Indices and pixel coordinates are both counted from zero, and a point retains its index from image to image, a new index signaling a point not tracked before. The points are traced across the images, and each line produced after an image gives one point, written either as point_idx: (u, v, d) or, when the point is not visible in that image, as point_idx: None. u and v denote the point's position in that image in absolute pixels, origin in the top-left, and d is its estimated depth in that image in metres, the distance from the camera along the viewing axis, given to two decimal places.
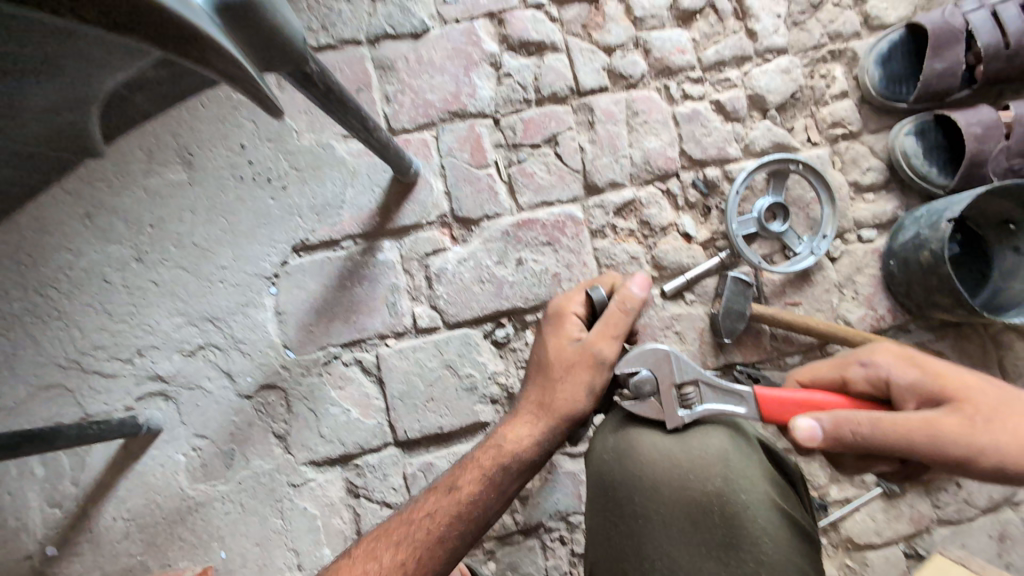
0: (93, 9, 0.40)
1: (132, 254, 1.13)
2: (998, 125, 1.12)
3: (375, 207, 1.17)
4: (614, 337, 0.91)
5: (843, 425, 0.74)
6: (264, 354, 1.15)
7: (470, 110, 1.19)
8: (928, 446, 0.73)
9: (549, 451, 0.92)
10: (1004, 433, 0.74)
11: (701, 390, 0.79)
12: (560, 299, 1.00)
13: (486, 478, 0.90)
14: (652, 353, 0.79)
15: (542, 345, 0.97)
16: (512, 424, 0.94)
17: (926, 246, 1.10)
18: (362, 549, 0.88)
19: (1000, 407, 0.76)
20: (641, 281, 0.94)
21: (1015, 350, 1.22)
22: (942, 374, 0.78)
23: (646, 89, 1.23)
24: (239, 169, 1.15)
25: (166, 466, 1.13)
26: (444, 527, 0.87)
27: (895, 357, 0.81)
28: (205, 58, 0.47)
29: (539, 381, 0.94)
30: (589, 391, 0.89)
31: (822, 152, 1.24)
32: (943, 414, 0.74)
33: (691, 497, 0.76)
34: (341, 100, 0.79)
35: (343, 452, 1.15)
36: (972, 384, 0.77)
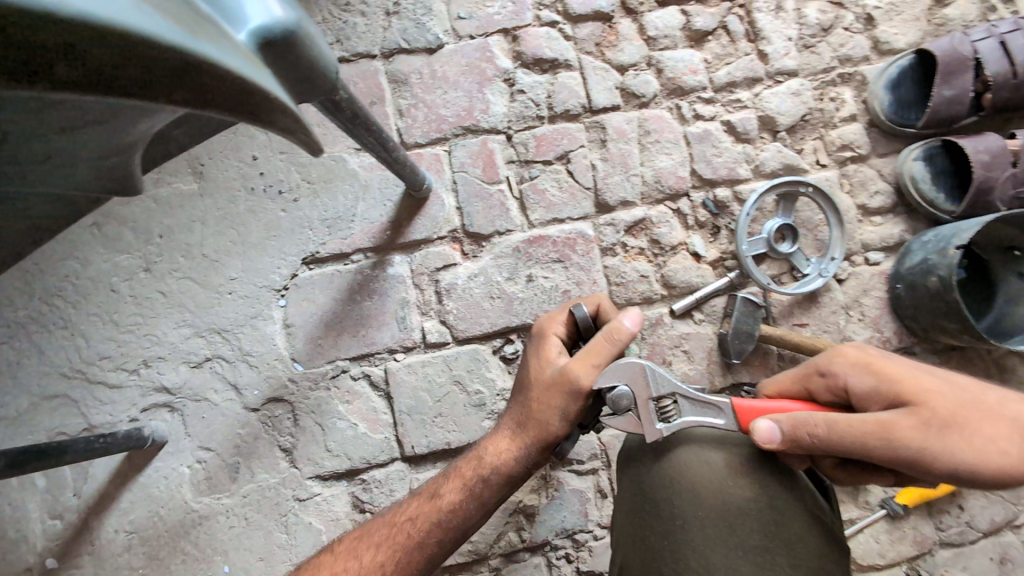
0: (182, 93, 0.41)
1: (140, 264, 1.12)
2: (1005, 153, 1.14)
3: (386, 221, 1.17)
4: (596, 368, 0.84)
5: (800, 428, 0.67)
6: (272, 367, 1.14)
7: (483, 126, 1.20)
8: (886, 450, 0.67)
9: (527, 469, 0.90)
10: (964, 438, 0.69)
11: (681, 404, 0.72)
12: (545, 320, 0.99)
13: (467, 488, 0.91)
14: (625, 367, 0.73)
15: (525, 363, 0.96)
16: (494, 438, 0.93)
17: (934, 272, 1.11)
18: (344, 545, 0.94)
19: (962, 411, 0.71)
20: (634, 315, 0.87)
21: (1017, 375, 1.24)
22: (900, 377, 0.72)
23: (658, 108, 1.24)
24: (250, 180, 1.15)
25: (170, 478, 1.12)
26: (424, 533, 0.90)
27: (854, 361, 0.76)
28: (269, 118, 0.49)
29: (519, 400, 0.93)
30: (562, 416, 0.86)
31: (831, 174, 1.25)
32: (901, 416, 0.68)
33: (732, 502, 0.67)
34: (365, 125, 0.80)
35: (349, 467, 1.15)
36: (933, 386, 0.72)
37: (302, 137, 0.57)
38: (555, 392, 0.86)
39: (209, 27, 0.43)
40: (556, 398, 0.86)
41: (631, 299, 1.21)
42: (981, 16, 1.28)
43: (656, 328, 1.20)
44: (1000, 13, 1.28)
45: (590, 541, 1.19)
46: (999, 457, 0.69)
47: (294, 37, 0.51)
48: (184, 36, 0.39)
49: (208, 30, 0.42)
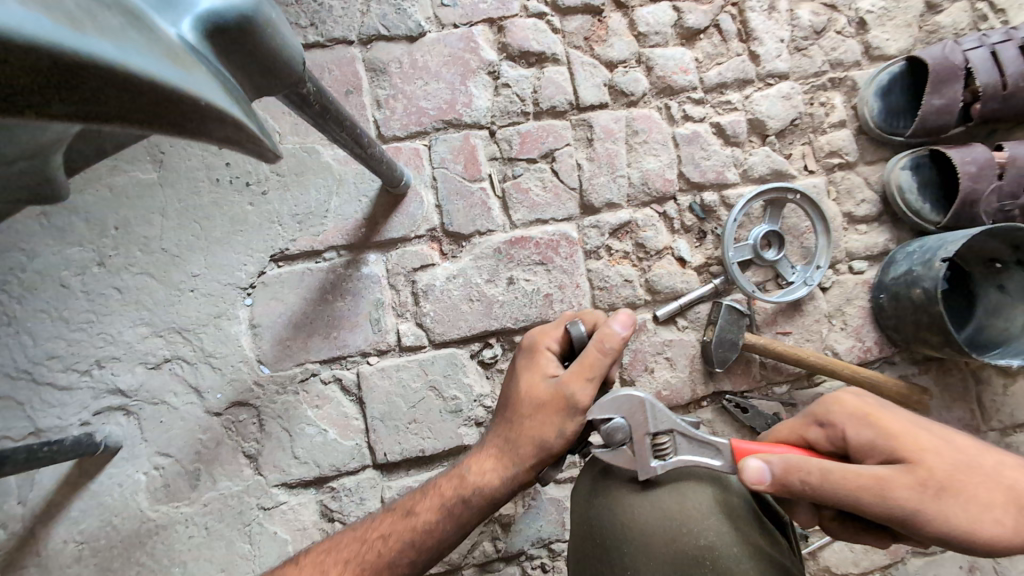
0: (67, 105, 0.34)
1: (94, 258, 1.04)
2: (992, 165, 1.13)
3: (361, 218, 1.11)
4: (591, 381, 0.82)
5: (790, 472, 0.67)
6: (236, 369, 1.08)
7: (465, 121, 1.14)
8: (877, 506, 0.65)
9: (513, 490, 0.86)
10: (962, 502, 0.66)
11: (677, 440, 0.71)
12: (535, 333, 0.95)
13: (446, 508, 0.87)
14: (626, 400, 0.72)
15: (514, 378, 0.91)
16: (478, 457, 0.89)
17: (918, 283, 1.10)
18: (311, 557, 0.88)
19: (962, 475, 0.67)
20: (624, 317, 0.85)
21: (993, 386, 1.25)
22: (904, 435, 0.69)
23: (647, 108, 1.20)
24: (215, 171, 1.08)
25: (125, 485, 1.05)
26: (395, 553, 0.85)
27: (855, 411, 0.73)
28: (202, 128, 0.43)
29: (507, 418, 0.88)
30: (556, 435, 0.83)
31: (818, 181, 1.23)
32: (898, 473, 0.66)
33: (683, 551, 0.66)
34: (337, 117, 0.74)
35: (318, 475, 1.10)
36: (933, 444, 0.69)
37: (250, 146, 0.50)
38: (549, 409, 0.83)
39: (116, 21, 0.36)
40: (550, 415, 0.83)
41: (615, 304, 1.17)
42: (972, 25, 1.26)
43: (640, 335, 1.17)
44: (990, 23, 1.27)
45: (566, 550, 1.16)
46: (998, 526, 0.66)
47: (246, 22, 0.46)
48: (75, 34, 0.32)
49: (117, 29, 0.36)
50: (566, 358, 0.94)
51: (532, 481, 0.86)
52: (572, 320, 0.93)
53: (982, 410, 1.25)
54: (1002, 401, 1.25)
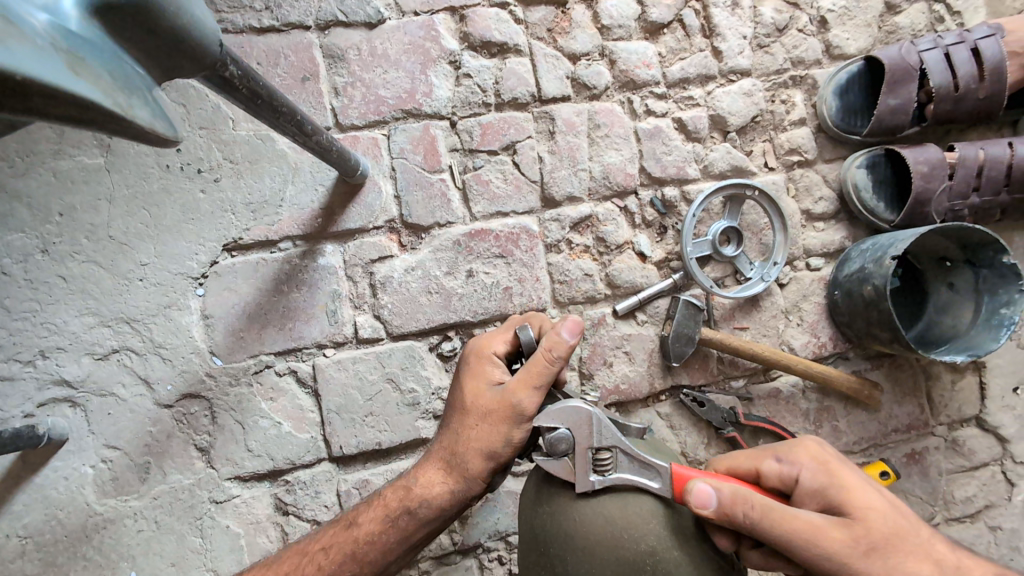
0: None
1: (37, 245, 1.01)
2: (943, 166, 1.15)
3: (317, 208, 1.09)
4: (537, 389, 0.82)
5: (736, 505, 0.67)
6: (187, 361, 1.06)
7: (425, 111, 1.13)
8: (810, 550, 0.66)
9: (462, 500, 0.86)
10: (888, 568, 0.67)
11: (618, 458, 0.72)
12: (480, 339, 0.94)
13: (388, 520, 0.86)
14: (572, 413, 0.73)
15: (459, 387, 0.90)
16: (426, 469, 0.88)
17: (869, 280, 1.12)
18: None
19: (894, 542, 0.69)
20: (571, 324, 0.85)
21: (942, 382, 1.28)
22: (850, 490, 0.71)
23: (609, 101, 1.20)
24: (165, 157, 1.05)
25: (71, 479, 1.02)
26: (335, 566, 0.85)
27: (814, 457, 0.75)
28: (47, 109, 0.35)
29: (453, 428, 0.87)
30: (503, 445, 0.83)
31: (778, 178, 1.25)
32: (835, 524, 0.67)
33: (624, 556, 0.68)
34: (270, 104, 0.73)
35: (272, 468, 1.09)
36: (878, 508, 0.70)
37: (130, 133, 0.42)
38: (495, 419, 0.83)
39: None
40: (496, 424, 0.83)
41: (574, 298, 1.18)
42: (929, 26, 1.29)
43: (599, 329, 1.17)
44: (947, 25, 1.29)
45: None
46: None
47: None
48: None
49: None
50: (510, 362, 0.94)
51: (483, 489, 0.86)
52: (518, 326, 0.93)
53: (932, 405, 1.28)
54: (950, 397, 1.29)
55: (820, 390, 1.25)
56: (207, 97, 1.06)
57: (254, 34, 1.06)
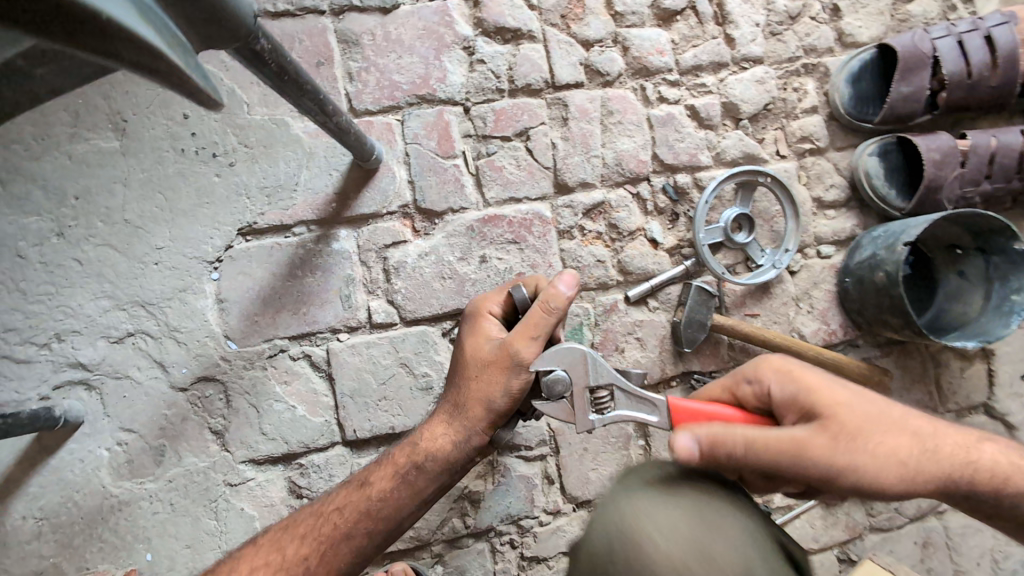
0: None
1: (53, 228, 1.01)
2: (955, 153, 1.15)
3: (331, 192, 1.10)
4: (534, 340, 0.84)
5: (718, 444, 0.69)
6: (202, 345, 1.06)
7: (439, 96, 1.13)
8: (799, 466, 0.68)
9: (465, 452, 0.87)
10: (870, 451, 0.69)
11: (616, 395, 0.81)
12: (478, 299, 0.96)
13: (400, 476, 0.88)
14: (567, 352, 0.81)
15: (459, 343, 0.92)
16: (430, 423, 0.90)
17: (881, 267, 1.13)
18: (267, 537, 0.87)
19: (872, 426, 0.70)
20: (567, 277, 0.87)
21: (951, 369, 1.29)
22: (817, 388, 0.72)
23: (622, 88, 1.20)
24: (180, 141, 1.05)
25: (87, 461, 1.03)
26: (351, 525, 0.86)
27: (779, 368, 0.76)
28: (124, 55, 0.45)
29: (455, 381, 0.90)
30: (503, 394, 0.85)
31: (790, 165, 1.25)
32: (813, 432, 0.69)
33: None
34: (297, 83, 0.74)
35: (286, 451, 1.09)
36: (848, 399, 0.72)
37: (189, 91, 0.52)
38: (493, 368, 0.85)
39: None
40: (495, 374, 0.85)
41: (586, 284, 1.18)
42: (942, 15, 1.29)
43: (611, 315, 1.18)
44: (959, 14, 1.29)
45: (535, 527, 1.17)
46: (900, 469, 0.69)
47: None
48: None
49: None
50: (509, 319, 0.95)
51: (485, 441, 0.88)
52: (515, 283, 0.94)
53: (940, 392, 1.29)
54: (960, 384, 1.29)
55: None
56: (221, 81, 1.06)
57: (268, 19, 1.07)
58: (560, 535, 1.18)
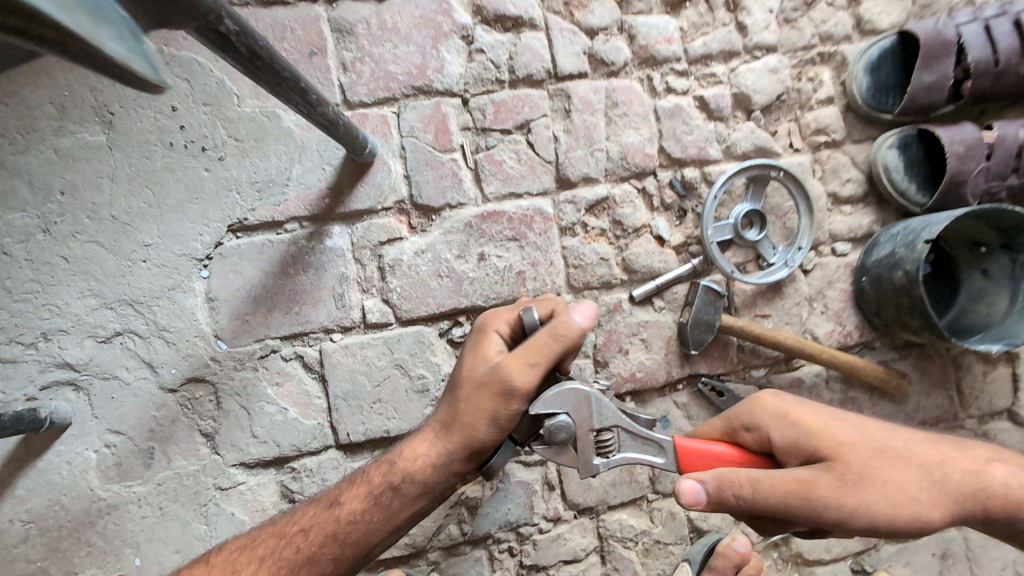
0: None
1: (38, 225, 0.98)
2: (980, 145, 1.09)
3: (325, 187, 1.06)
4: (534, 366, 0.79)
5: (725, 488, 0.72)
6: (191, 344, 1.03)
7: (437, 87, 1.08)
8: (809, 511, 0.70)
9: (443, 477, 0.83)
10: (878, 490, 0.71)
11: (620, 437, 0.80)
12: (487, 314, 0.92)
13: (372, 497, 0.84)
14: (572, 394, 0.78)
15: (459, 358, 0.88)
16: (413, 441, 0.87)
17: (900, 266, 1.07)
18: (222, 556, 0.84)
19: (876, 463, 0.72)
20: (585, 309, 0.82)
21: (972, 373, 1.23)
22: (817, 431, 0.74)
23: (627, 79, 1.15)
24: (168, 134, 1.01)
25: (74, 463, 1.00)
26: (315, 548, 0.82)
27: (775, 412, 0.78)
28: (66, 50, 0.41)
29: (447, 399, 0.86)
30: (491, 420, 0.79)
31: (804, 159, 1.19)
32: (819, 475, 0.71)
33: None
34: (269, 68, 0.70)
35: (278, 454, 1.06)
36: (847, 436, 0.74)
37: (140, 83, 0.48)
38: (485, 391, 0.80)
39: None
40: (485, 396, 0.80)
41: (589, 283, 1.13)
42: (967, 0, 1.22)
43: (615, 315, 1.13)
44: None
45: (535, 534, 1.13)
46: (910, 505, 0.71)
47: None
48: None
49: None
50: (516, 342, 0.90)
51: (466, 467, 0.83)
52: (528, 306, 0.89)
53: (961, 397, 1.23)
54: (982, 388, 1.23)
55: (844, 381, 1.20)
56: (211, 71, 1.02)
57: (260, 7, 1.02)
58: (561, 543, 1.14)
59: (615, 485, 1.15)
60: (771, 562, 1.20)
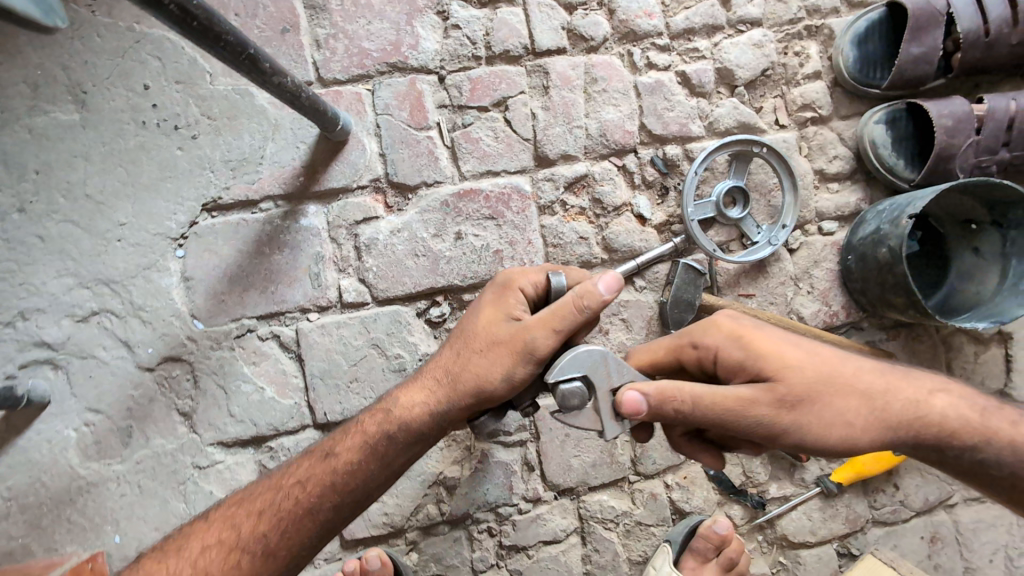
0: None
1: (13, 204, 0.98)
2: (970, 118, 1.06)
3: (300, 165, 1.05)
4: (556, 333, 0.78)
5: (665, 399, 0.71)
6: (167, 324, 1.03)
7: (412, 64, 1.07)
8: (749, 427, 0.70)
9: (440, 426, 0.84)
10: (816, 412, 0.70)
11: None
12: (512, 270, 0.89)
13: (369, 447, 0.83)
14: (588, 356, 0.74)
15: (476, 309, 0.87)
16: (411, 390, 0.86)
17: (885, 243, 1.04)
18: (221, 512, 0.84)
19: (825, 387, 0.71)
20: (610, 280, 0.80)
21: (963, 354, 1.20)
22: (768, 353, 0.72)
23: (607, 54, 1.13)
24: (142, 113, 1.01)
25: (53, 442, 1.01)
26: (315, 499, 0.81)
27: (728, 332, 0.75)
28: None
29: (456, 349, 0.85)
30: (500, 377, 0.79)
31: (790, 136, 1.17)
32: (765, 394, 0.70)
33: None
34: (206, 29, 0.66)
35: (255, 434, 1.06)
36: (799, 360, 0.71)
37: None
38: (503, 348, 0.80)
39: None
40: (501, 354, 0.79)
41: (568, 262, 1.12)
42: None
43: None
44: None
45: (514, 515, 1.13)
46: (841, 427, 0.70)
47: None
48: None
49: None
50: (537, 304, 0.88)
51: (463, 419, 0.84)
52: (556, 270, 0.87)
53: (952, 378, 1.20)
54: (974, 369, 1.21)
55: None
56: (184, 50, 1.02)
57: None
58: (541, 523, 1.13)
59: (595, 466, 1.15)
60: (755, 545, 1.20)
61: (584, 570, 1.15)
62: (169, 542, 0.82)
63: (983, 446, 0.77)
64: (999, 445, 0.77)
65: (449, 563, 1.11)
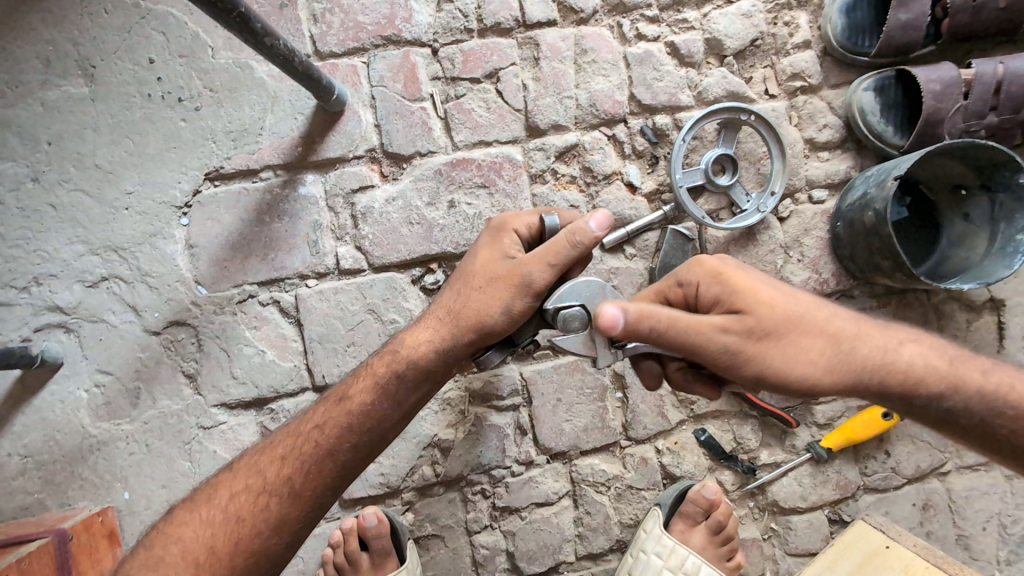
0: None
1: (28, 173, 1.03)
2: (958, 83, 1.06)
3: (298, 136, 1.09)
4: (550, 268, 0.81)
5: (642, 319, 0.74)
6: (173, 289, 1.08)
7: (405, 37, 1.10)
8: (711, 356, 0.74)
9: (446, 362, 0.87)
10: (780, 347, 0.73)
11: None
12: (506, 213, 0.91)
13: (381, 386, 0.87)
14: (585, 287, 0.80)
15: (473, 252, 0.90)
16: (415, 330, 0.90)
17: (871, 206, 1.06)
18: (245, 461, 0.87)
19: (793, 325, 0.73)
20: (601, 218, 0.81)
21: (956, 321, 1.21)
22: (744, 290, 0.74)
23: (597, 26, 1.15)
24: (147, 86, 1.06)
25: (66, 401, 1.06)
26: (334, 440, 0.85)
27: (711, 269, 0.77)
28: None
29: (456, 287, 0.88)
30: (499, 310, 0.82)
31: (779, 105, 1.18)
32: (732, 325, 0.73)
33: None
34: None
35: (256, 396, 1.10)
36: (772, 298, 0.74)
37: None
38: (501, 283, 0.82)
39: None
40: (500, 288, 0.82)
41: None
42: None
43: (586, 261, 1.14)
44: None
45: (507, 477, 1.16)
46: (802, 365, 0.73)
47: None
48: None
49: None
50: (531, 246, 0.91)
51: (468, 355, 0.87)
52: (549, 211, 0.89)
53: None
54: (966, 337, 1.21)
55: None
56: (186, 26, 1.06)
57: None
58: (533, 486, 1.16)
59: (587, 431, 1.17)
60: (746, 511, 1.22)
61: (576, 532, 1.18)
62: (199, 493, 0.86)
63: (950, 395, 0.76)
64: (966, 394, 0.76)
65: (444, 524, 1.14)
